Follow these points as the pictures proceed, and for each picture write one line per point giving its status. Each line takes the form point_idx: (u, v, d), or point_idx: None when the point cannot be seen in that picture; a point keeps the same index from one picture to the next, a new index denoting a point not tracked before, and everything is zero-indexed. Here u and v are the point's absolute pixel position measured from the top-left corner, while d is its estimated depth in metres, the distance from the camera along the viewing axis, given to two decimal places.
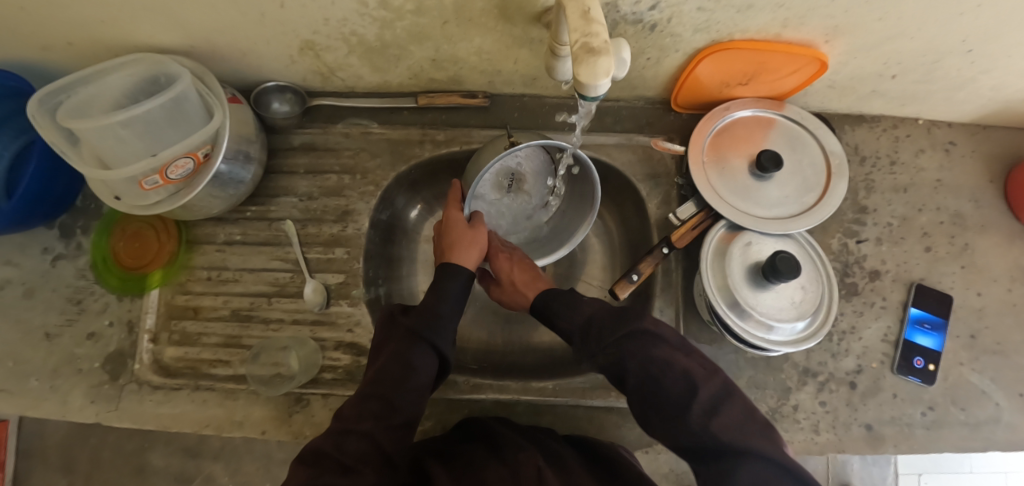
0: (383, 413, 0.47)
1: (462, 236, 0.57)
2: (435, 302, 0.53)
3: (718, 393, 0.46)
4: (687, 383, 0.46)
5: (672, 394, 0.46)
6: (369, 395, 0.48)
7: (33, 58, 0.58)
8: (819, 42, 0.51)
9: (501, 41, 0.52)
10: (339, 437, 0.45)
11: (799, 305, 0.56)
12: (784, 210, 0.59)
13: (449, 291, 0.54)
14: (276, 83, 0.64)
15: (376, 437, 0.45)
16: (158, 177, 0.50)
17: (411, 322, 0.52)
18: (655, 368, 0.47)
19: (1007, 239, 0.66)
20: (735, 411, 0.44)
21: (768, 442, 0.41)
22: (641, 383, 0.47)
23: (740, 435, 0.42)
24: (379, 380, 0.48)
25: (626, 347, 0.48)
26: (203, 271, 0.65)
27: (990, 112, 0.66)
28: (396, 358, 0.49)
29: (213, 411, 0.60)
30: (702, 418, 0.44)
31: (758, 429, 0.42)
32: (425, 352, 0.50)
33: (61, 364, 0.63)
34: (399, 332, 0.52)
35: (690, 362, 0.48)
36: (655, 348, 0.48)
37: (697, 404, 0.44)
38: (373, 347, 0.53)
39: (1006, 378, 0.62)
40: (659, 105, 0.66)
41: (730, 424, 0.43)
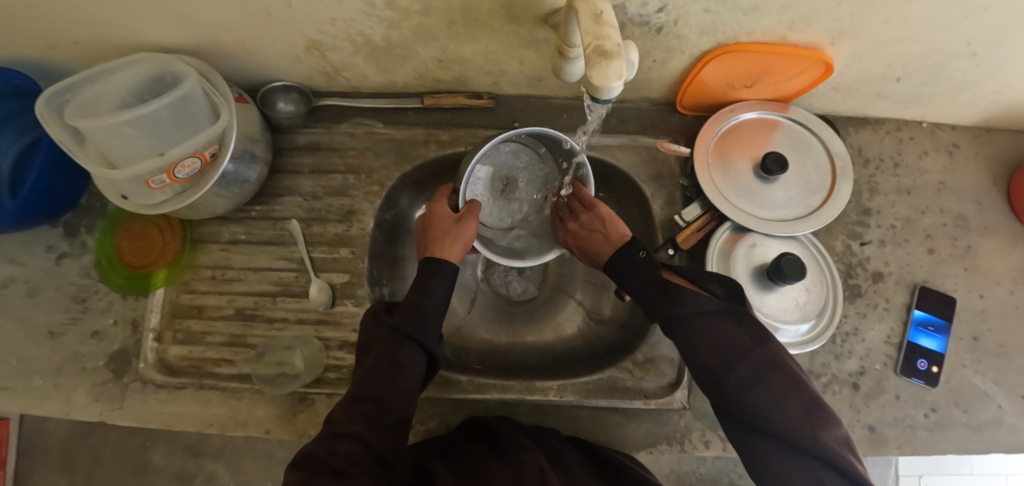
0: (373, 415, 0.47)
1: (448, 229, 0.57)
2: (419, 301, 0.52)
3: (761, 366, 0.43)
4: (727, 357, 0.44)
5: (709, 366, 0.45)
6: (357, 396, 0.47)
7: (39, 56, 0.58)
8: (824, 44, 0.51)
9: (507, 42, 0.53)
10: (331, 441, 0.45)
11: (803, 306, 0.56)
12: (789, 212, 0.59)
13: (435, 289, 0.53)
14: (282, 83, 0.64)
15: (367, 439, 0.45)
16: (165, 176, 0.50)
17: (395, 320, 0.51)
18: (693, 341, 0.46)
19: (1010, 242, 0.66)
20: (774, 388, 0.42)
21: (806, 425, 0.39)
22: (682, 351, 0.47)
23: (774, 416, 0.40)
24: (366, 382, 0.48)
25: (668, 320, 0.48)
26: (207, 270, 0.65)
27: (994, 115, 0.66)
28: (383, 358, 0.49)
29: (217, 410, 0.60)
30: (738, 393, 0.42)
31: (796, 410, 0.40)
32: (411, 351, 0.50)
33: (65, 363, 0.63)
34: (385, 331, 0.51)
35: (733, 333, 0.45)
36: (699, 322, 0.46)
37: (734, 378, 0.43)
38: (359, 347, 0.53)
39: (1008, 380, 0.62)
40: (664, 107, 0.67)
41: (769, 403, 0.41)
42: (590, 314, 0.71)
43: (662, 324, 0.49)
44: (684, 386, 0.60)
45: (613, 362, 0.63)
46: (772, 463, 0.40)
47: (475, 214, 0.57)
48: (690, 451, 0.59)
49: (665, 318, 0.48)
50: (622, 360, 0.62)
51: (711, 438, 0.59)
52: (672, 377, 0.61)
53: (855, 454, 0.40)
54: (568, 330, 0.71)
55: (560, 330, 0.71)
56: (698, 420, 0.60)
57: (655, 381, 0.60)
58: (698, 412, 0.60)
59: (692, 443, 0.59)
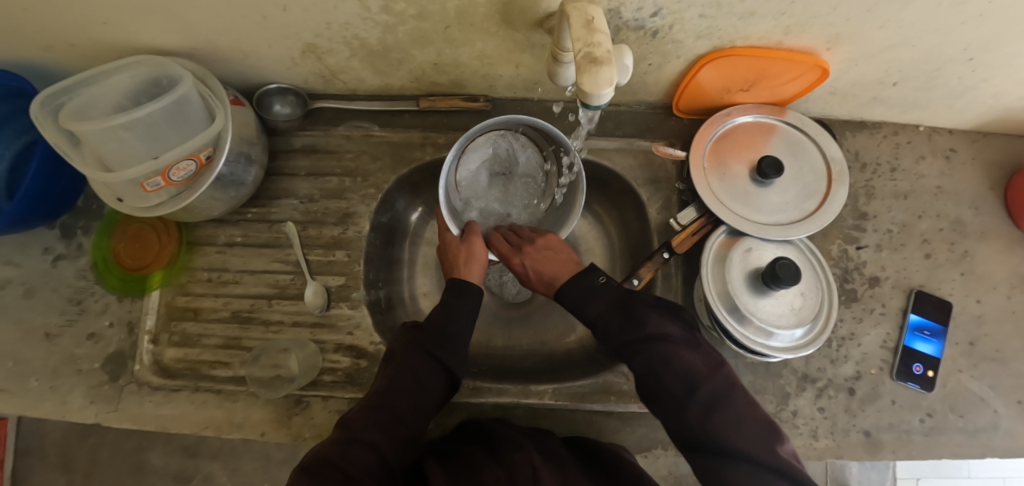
0: (388, 425, 0.48)
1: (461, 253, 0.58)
2: (448, 320, 0.54)
3: (717, 391, 0.47)
4: (686, 382, 0.47)
5: (672, 393, 0.47)
6: (375, 405, 0.49)
7: (35, 58, 0.58)
8: (820, 49, 0.51)
9: (503, 45, 0.53)
10: (344, 445, 0.45)
11: (799, 311, 0.56)
12: (785, 217, 0.59)
13: (462, 309, 0.55)
14: (278, 85, 0.64)
15: (381, 447, 0.46)
16: (159, 179, 0.50)
17: (424, 337, 0.53)
18: (657, 369, 0.48)
19: (1007, 247, 0.66)
20: (732, 408, 0.45)
21: (762, 442, 0.43)
22: (644, 378, 0.49)
23: (734, 436, 0.44)
24: (385, 392, 0.49)
25: (629, 348, 0.50)
26: (203, 272, 0.65)
27: (992, 120, 0.66)
28: (407, 372, 0.51)
29: (212, 413, 0.60)
30: (701, 416, 0.46)
31: (753, 429, 0.44)
32: (436, 370, 0.52)
33: (61, 365, 0.63)
34: (409, 346, 0.53)
35: (694, 359, 0.48)
36: (662, 349, 0.48)
37: (694, 403, 0.46)
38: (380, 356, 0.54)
39: (1005, 385, 0.62)
40: (661, 110, 0.66)
41: (728, 424, 0.45)
42: None
43: (621, 354, 0.51)
44: None
45: (609, 365, 0.63)
46: (736, 484, 0.42)
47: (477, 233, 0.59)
48: None
49: (621, 344, 0.50)
50: (618, 364, 0.62)
51: None
52: None
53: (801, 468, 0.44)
54: (564, 334, 0.71)
55: (556, 333, 0.71)
56: None
57: None
58: None
59: None
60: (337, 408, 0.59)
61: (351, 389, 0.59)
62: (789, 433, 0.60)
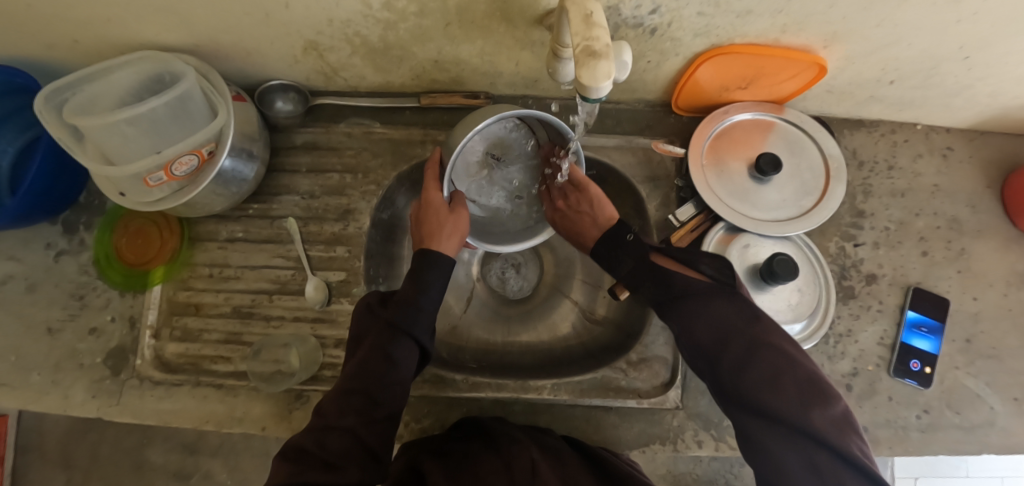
0: (366, 408, 0.48)
1: (444, 223, 0.55)
2: (415, 293, 0.52)
3: (754, 345, 0.46)
4: (722, 340, 0.47)
5: (710, 351, 0.48)
6: (350, 389, 0.48)
7: (38, 55, 0.58)
8: (818, 47, 0.51)
9: (503, 43, 0.53)
10: (321, 434, 0.46)
11: (795, 307, 0.56)
12: (782, 213, 0.59)
13: (429, 282, 0.53)
14: (280, 82, 0.64)
15: (359, 432, 0.46)
16: (162, 174, 0.51)
17: (389, 315, 0.52)
18: (692, 326, 0.49)
19: (1004, 245, 0.67)
20: (767, 365, 0.45)
21: (799, 402, 0.42)
22: (683, 336, 0.50)
23: (767, 394, 0.43)
24: (359, 375, 0.48)
25: (667, 306, 0.52)
26: (205, 268, 0.65)
27: (989, 118, 0.67)
28: (377, 353, 0.50)
29: (213, 408, 0.60)
30: (737, 375, 0.45)
31: (790, 386, 0.43)
32: (406, 345, 0.51)
33: (63, 359, 0.64)
34: (379, 325, 0.52)
35: (728, 312, 0.48)
36: (696, 304, 0.50)
37: (731, 361, 0.46)
38: (352, 338, 0.54)
39: (1001, 382, 0.63)
40: (659, 108, 0.67)
41: (764, 382, 0.44)
42: (585, 313, 0.71)
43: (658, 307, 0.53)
44: (677, 386, 0.60)
45: (608, 361, 0.63)
46: (768, 443, 0.42)
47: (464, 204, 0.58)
48: (683, 450, 0.60)
49: (655, 297, 0.53)
50: (617, 360, 0.62)
51: (703, 438, 0.60)
52: (666, 377, 0.61)
53: (852, 428, 0.42)
54: (563, 330, 0.71)
55: (555, 329, 0.71)
56: (692, 420, 0.60)
57: (648, 381, 0.61)
58: (691, 412, 0.61)
59: (685, 443, 0.60)
60: None
61: None
62: None
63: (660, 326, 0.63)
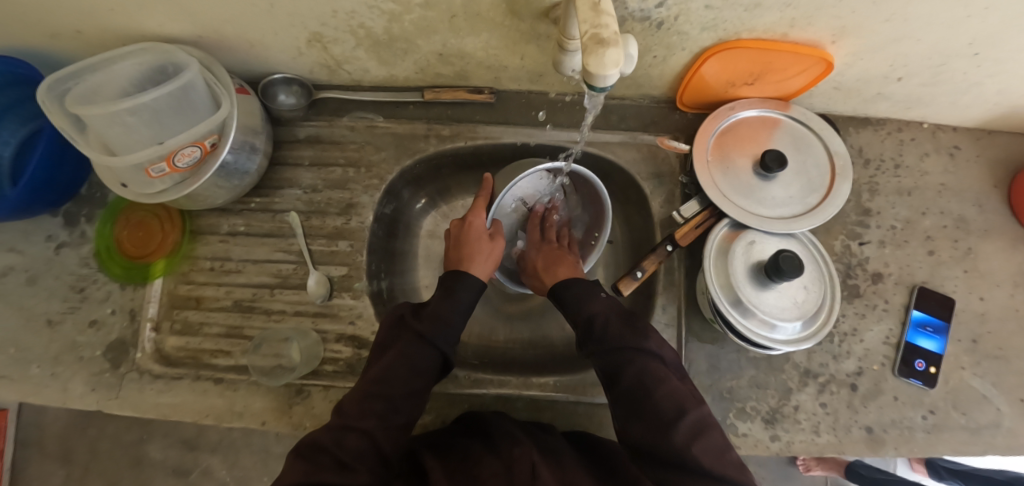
0: (385, 413, 0.48)
1: (478, 251, 0.59)
2: (447, 310, 0.53)
3: (703, 421, 0.46)
4: (676, 402, 0.46)
5: (661, 411, 0.46)
6: (372, 394, 0.49)
7: (41, 44, 0.58)
8: (826, 42, 0.51)
9: (509, 36, 0.53)
10: (339, 433, 0.46)
11: (801, 305, 0.55)
12: (788, 210, 0.58)
13: (461, 299, 0.55)
14: (283, 75, 0.64)
15: (376, 436, 0.47)
16: (164, 164, 0.50)
17: (422, 327, 0.52)
18: (648, 385, 0.47)
19: (1011, 245, 0.66)
20: (715, 440, 0.45)
21: (742, 474, 0.43)
22: (632, 392, 0.48)
23: (716, 461, 0.43)
24: (382, 381, 0.49)
25: (618, 362, 0.49)
26: (206, 261, 0.65)
27: (997, 117, 0.66)
28: (403, 361, 0.50)
29: (213, 402, 0.60)
30: (685, 441, 0.44)
31: (732, 461, 0.43)
32: (429, 355, 0.51)
33: (62, 352, 0.63)
34: (408, 335, 0.52)
35: (681, 387, 0.48)
36: (652, 363, 0.49)
37: (679, 426, 0.45)
38: (375, 345, 0.54)
39: (1008, 384, 0.62)
40: (665, 104, 0.66)
41: (709, 451, 0.43)
42: None
43: (608, 360, 0.50)
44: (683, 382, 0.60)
45: None
46: None
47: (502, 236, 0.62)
48: None
49: (606, 348, 0.51)
50: None
51: None
52: None
53: None
54: (565, 328, 0.70)
55: (557, 327, 0.71)
56: None
57: None
58: None
59: None
60: (339, 397, 0.60)
61: (352, 379, 0.60)
62: (792, 428, 0.60)
63: (663, 324, 0.61)
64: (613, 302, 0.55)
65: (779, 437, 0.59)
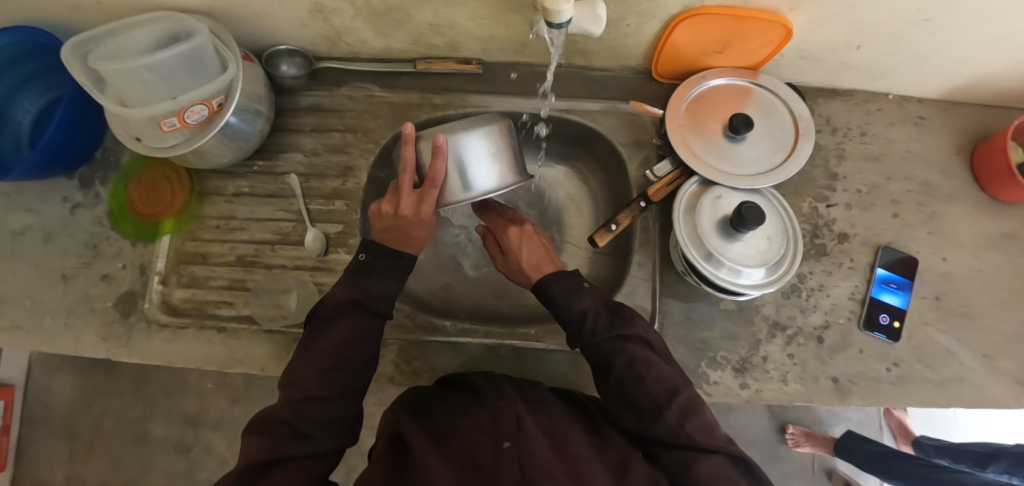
0: (348, 384, 0.50)
1: (414, 232, 0.54)
2: (389, 276, 0.54)
3: (691, 398, 0.49)
4: (665, 386, 0.49)
5: (653, 397, 0.49)
6: (331, 367, 0.49)
7: (66, 15, 0.63)
8: (784, 9, 0.55)
9: (493, 5, 0.57)
10: (299, 405, 0.46)
11: (764, 254, 0.58)
12: (755, 169, 0.62)
13: (402, 267, 0.55)
14: (287, 46, 0.69)
15: (337, 404, 0.49)
16: (175, 119, 0.55)
17: (373, 302, 0.53)
18: (639, 373, 0.50)
19: (974, 208, 0.70)
20: (703, 415, 0.48)
21: (728, 441, 0.47)
22: (623, 380, 0.50)
23: (705, 436, 0.46)
24: (338, 355, 0.50)
25: (608, 355, 0.51)
26: (212, 220, 0.69)
27: (959, 87, 0.70)
28: (358, 336, 0.51)
29: (216, 348, 0.65)
30: (677, 422, 0.47)
31: (720, 431, 0.47)
32: (380, 324, 0.54)
33: (77, 303, 0.68)
34: (354, 308, 0.53)
35: (669, 370, 0.51)
36: (642, 351, 0.51)
37: (672, 409, 0.48)
38: (320, 317, 0.53)
39: (970, 339, 0.65)
40: (643, 75, 0.71)
41: (701, 428, 0.47)
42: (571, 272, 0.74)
43: (598, 353, 0.52)
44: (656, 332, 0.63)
45: None
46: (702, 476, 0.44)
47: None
48: None
49: (595, 343, 0.52)
50: None
51: None
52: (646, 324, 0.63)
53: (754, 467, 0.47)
54: None
55: None
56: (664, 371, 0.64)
57: None
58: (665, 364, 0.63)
59: None
60: None
61: None
62: (761, 377, 0.63)
63: (639, 278, 0.64)
64: (597, 294, 0.55)
65: (749, 385, 0.63)
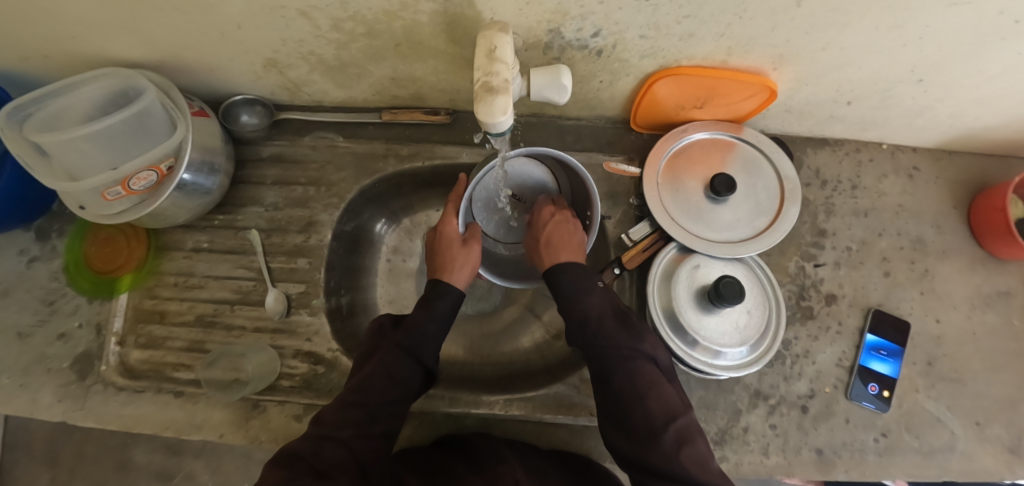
0: (363, 423, 0.49)
1: (454, 257, 0.58)
2: (424, 319, 0.55)
3: (687, 429, 0.46)
4: (664, 410, 0.46)
5: (650, 418, 0.46)
6: (350, 402, 0.49)
7: (12, 70, 0.60)
8: (766, 69, 0.52)
9: (455, 62, 0.54)
10: (317, 442, 0.46)
11: (743, 330, 0.56)
12: (735, 234, 0.59)
13: (438, 310, 0.55)
14: (244, 97, 0.66)
15: (353, 446, 0.47)
16: (120, 188, 0.52)
17: (399, 337, 0.54)
18: (639, 390, 0.47)
19: (968, 266, 0.66)
20: (699, 447, 0.45)
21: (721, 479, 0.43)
22: (620, 395, 0.47)
23: (698, 469, 0.43)
24: (359, 389, 0.50)
25: (609, 363, 0.49)
26: (171, 277, 0.67)
27: (955, 139, 0.66)
28: (381, 371, 0.51)
29: (173, 414, 0.62)
30: (672, 450, 0.44)
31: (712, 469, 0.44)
32: (410, 365, 0.53)
33: (31, 364, 0.65)
34: (388, 345, 0.54)
35: (671, 394, 0.48)
36: (645, 366, 0.48)
37: (667, 434, 0.45)
38: (360, 356, 0.55)
39: (962, 407, 0.62)
40: (620, 125, 0.67)
41: (696, 461, 0.44)
42: (546, 328, 0.71)
43: (601, 363, 0.49)
44: None
45: (562, 377, 0.63)
46: None
47: (477, 238, 0.60)
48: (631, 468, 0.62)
49: (599, 345, 0.49)
50: (570, 376, 0.62)
51: None
52: None
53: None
54: (524, 344, 0.71)
55: (516, 342, 0.72)
56: None
57: None
58: None
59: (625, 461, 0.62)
60: (293, 412, 0.61)
61: (308, 394, 0.61)
62: (740, 449, 0.60)
63: None
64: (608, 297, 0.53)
65: (728, 458, 0.59)
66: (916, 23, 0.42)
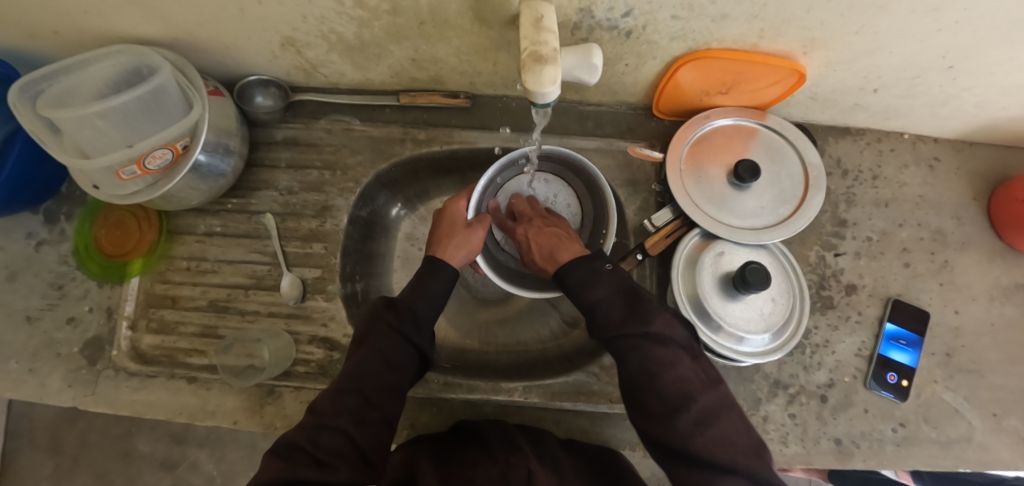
0: (360, 409, 0.48)
1: (453, 237, 0.57)
2: (414, 297, 0.53)
3: (711, 407, 0.45)
4: (681, 390, 0.45)
5: (667, 398, 0.45)
6: (345, 389, 0.48)
7: (20, 48, 0.58)
8: (797, 53, 0.51)
9: (478, 42, 0.52)
10: (315, 431, 0.46)
11: (768, 317, 0.56)
12: (759, 221, 0.58)
13: (432, 290, 0.54)
14: (258, 77, 0.64)
15: (352, 433, 0.47)
16: (135, 167, 0.51)
17: (393, 318, 0.52)
18: (652, 371, 0.46)
19: (988, 258, 0.66)
20: (722, 425, 0.44)
21: (746, 454, 0.43)
22: (636, 379, 0.47)
23: (719, 449, 0.43)
24: (355, 376, 0.49)
25: (620, 350, 0.48)
26: (183, 261, 0.66)
27: (977, 129, 0.65)
28: (375, 354, 0.50)
29: (186, 400, 0.61)
30: (691, 429, 0.44)
31: (737, 444, 0.43)
32: (403, 349, 0.52)
33: (41, 348, 0.64)
34: (383, 328, 0.52)
35: (691, 373, 0.47)
36: (657, 350, 0.47)
37: (686, 415, 0.44)
38: (354, 340, 0.54)
39: (980, 398, 0.62)
40: (641, 111, 0.66)
41: (717, 439, 0.43)
42: (563, 315, 0.71)
43: (614, 349, 0.49)
44: None
45: (580, 365, 0.62)
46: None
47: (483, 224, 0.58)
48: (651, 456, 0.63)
49: (611, 337, 0.49)
50: (589, 363, 0.62)
51: None
52: None
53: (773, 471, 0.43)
54: (540, 332, 0.71)
55: (532, 331, 0.71)
56: None
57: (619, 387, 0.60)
58: None
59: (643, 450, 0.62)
60: (310, 398, 0.60)
61: (324, 380, 0.60)
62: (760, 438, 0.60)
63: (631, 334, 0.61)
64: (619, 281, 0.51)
65: None
66: (955, 6, 0.41)
